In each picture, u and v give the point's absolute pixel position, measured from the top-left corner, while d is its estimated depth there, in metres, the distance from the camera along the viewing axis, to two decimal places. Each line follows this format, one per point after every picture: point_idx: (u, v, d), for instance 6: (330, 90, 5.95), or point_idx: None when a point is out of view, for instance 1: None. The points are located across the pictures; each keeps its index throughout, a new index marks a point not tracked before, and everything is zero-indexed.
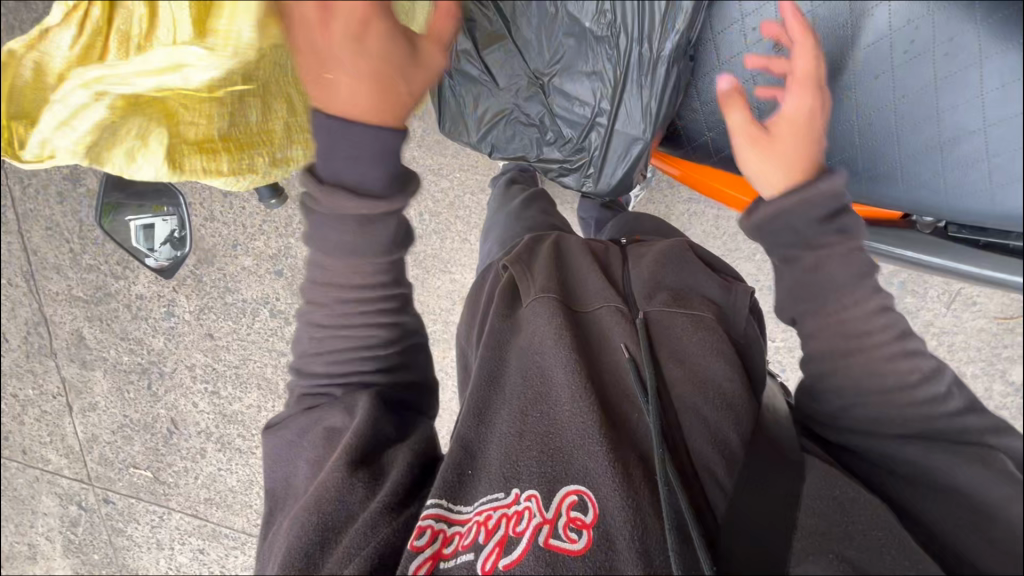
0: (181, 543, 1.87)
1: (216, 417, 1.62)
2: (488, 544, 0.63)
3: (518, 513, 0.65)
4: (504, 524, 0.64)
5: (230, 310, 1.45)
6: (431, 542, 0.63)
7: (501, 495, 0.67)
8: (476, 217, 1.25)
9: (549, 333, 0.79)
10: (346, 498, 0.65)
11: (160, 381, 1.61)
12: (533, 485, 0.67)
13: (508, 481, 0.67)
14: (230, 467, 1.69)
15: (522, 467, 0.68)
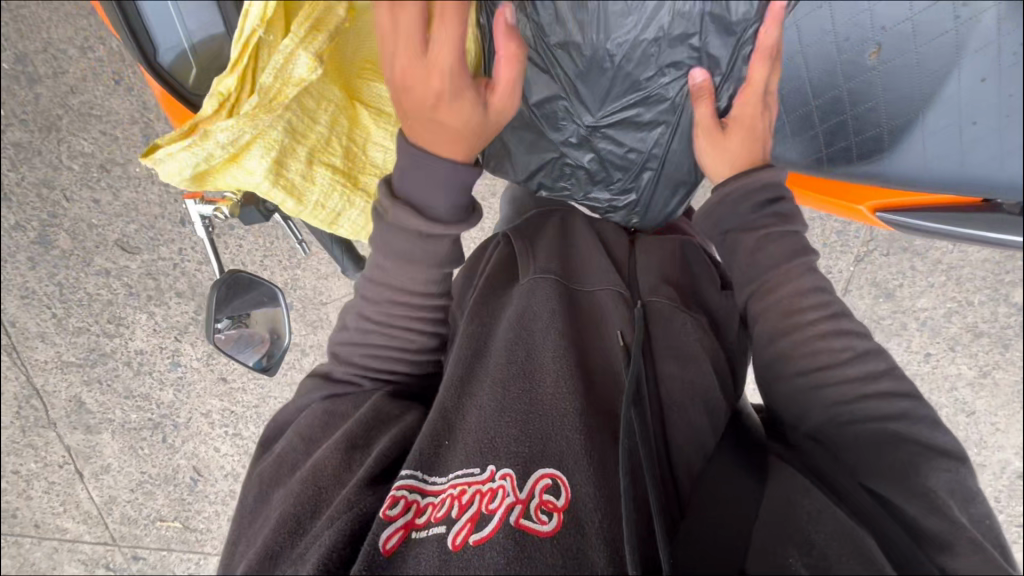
0: None
1: (242, 458, 1.57)
2: (457, 520, 0.51)
3: (494, 488, 0.53)
4: (478, 500, 0.52)
5: None
6: (404, 512, 0.51)
7: (475, 469, 0.55)
8: (488, 221, 1.23)
9: (547, 306, 0.70)
10: (341, 469, 0.58)
11: (176, 432, 1.55)
12: (509, 462, 0.55)
13: (485, 456, 0.55)
14: None
15: (500, 441, 0.56)
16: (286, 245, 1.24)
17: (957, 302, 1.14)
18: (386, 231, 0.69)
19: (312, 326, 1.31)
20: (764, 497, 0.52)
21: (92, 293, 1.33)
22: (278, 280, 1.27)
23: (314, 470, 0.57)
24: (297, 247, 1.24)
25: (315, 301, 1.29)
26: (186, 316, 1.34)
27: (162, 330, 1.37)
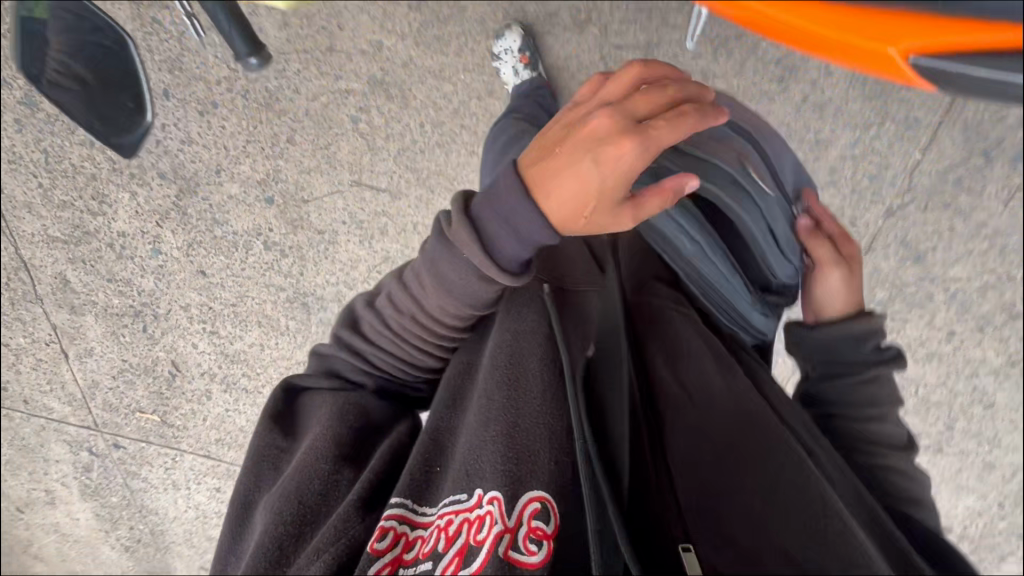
0: (199, 484, 1.89)
1: (219, 358, 1.56)
2: (445, 554, 0.52)
3: (480, 517, 0.53)
4: (465, 531, 0.53)
5: (222, 245, 1.35)
6: (392, 546, 0.53)
7: (462, 496, 0.56)
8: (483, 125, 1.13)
9: (523, 330, 0.67)
10: (330, 493, 0.61)
11: (157, 323, 1.54)
12: (498, 485, 0.55)
13: (472, 480, 0.57)
14: (239, 408, 1.66)
15: (483, 463, 0.57)
16: (269, 131, 1.19)
17: (993, 276, 1.00)
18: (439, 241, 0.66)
19: (293, 224, 1.26)
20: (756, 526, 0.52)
21: (76, 164, 1.30)
22: (260, 170, 1.22)
23: (301, 491, 0.60)
24: (282, 131, 1.18)
25: (298, 198, 1.23)
26: (169, 200, 1.31)
27: (144, 212, 1.34)
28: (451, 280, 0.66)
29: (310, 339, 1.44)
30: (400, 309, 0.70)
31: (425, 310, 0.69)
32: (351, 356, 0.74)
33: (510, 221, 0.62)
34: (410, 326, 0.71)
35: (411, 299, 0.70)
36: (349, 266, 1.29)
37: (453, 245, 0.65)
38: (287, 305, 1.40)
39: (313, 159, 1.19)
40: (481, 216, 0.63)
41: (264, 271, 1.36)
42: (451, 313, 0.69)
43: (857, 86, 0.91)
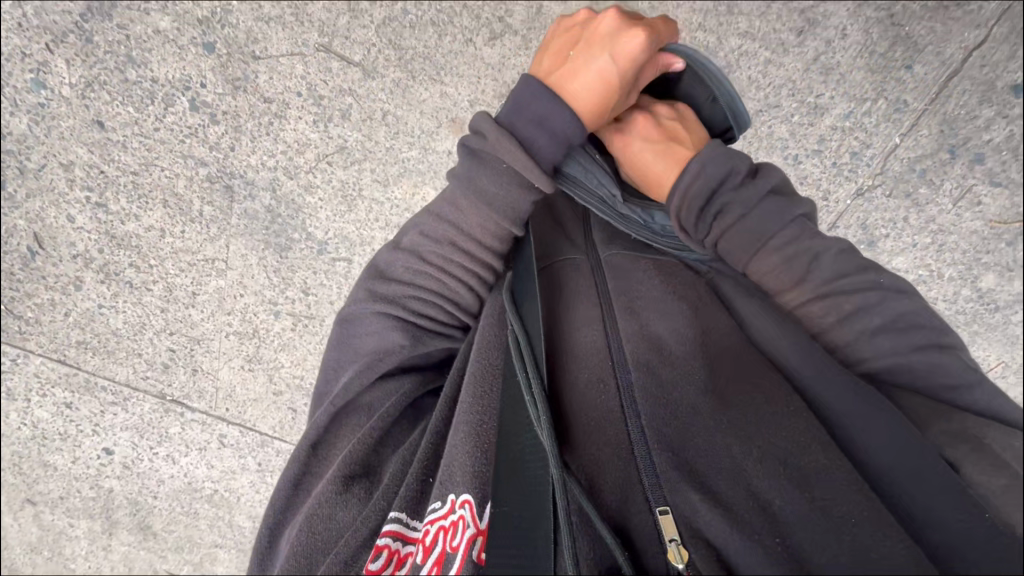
0: (45, 397, 1.55)
1: (102, 240, 1.29)
2: (426, 564, 0.53)
3: (455, 522, 0.53)
4: (441, 538, 0.53)
5: (133, 92, 1.11)
6: (385, 565, 0.54)
7: (437, 504, 0.55)
8: (487, 12, 1.00)
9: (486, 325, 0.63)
10: (342, 513, 0.59)
11: (23, 182, 1.23)
12: (467, 487, 0.54)
13: (444, 486, 0.55)
14: (116, 306, 1.38)
15: (452, 470, 0.55)
16: None
17: (927, 271, 1.07)
18: (463, 163, 0.64)
19: (233, 83, 1.07)
20: (735, 489, 0.48)
21: None
22: (204, 7, 1.03)
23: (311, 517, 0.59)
24: None
25: (245, 53, 1.05)
26: (71, 19, 1.07)
27: (32, 30, 1.08)
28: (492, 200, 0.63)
29: (227, 231, 1.23)
30: (439, 237, 0.66)
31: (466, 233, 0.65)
32: (389, 313, 0.68)
33: (531, 114, 0.62)
34: (453, 256, 0.66)
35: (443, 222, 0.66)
36: (294, 149, 1.12)
37: (485, 154, 0.63)
38: (204, 186, 1.18)
39: (271, 9, 1.03)
40: (512, 125, 0.62)
41: (184, 137, 1.13)
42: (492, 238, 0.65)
43: (852, 59, 0.97)
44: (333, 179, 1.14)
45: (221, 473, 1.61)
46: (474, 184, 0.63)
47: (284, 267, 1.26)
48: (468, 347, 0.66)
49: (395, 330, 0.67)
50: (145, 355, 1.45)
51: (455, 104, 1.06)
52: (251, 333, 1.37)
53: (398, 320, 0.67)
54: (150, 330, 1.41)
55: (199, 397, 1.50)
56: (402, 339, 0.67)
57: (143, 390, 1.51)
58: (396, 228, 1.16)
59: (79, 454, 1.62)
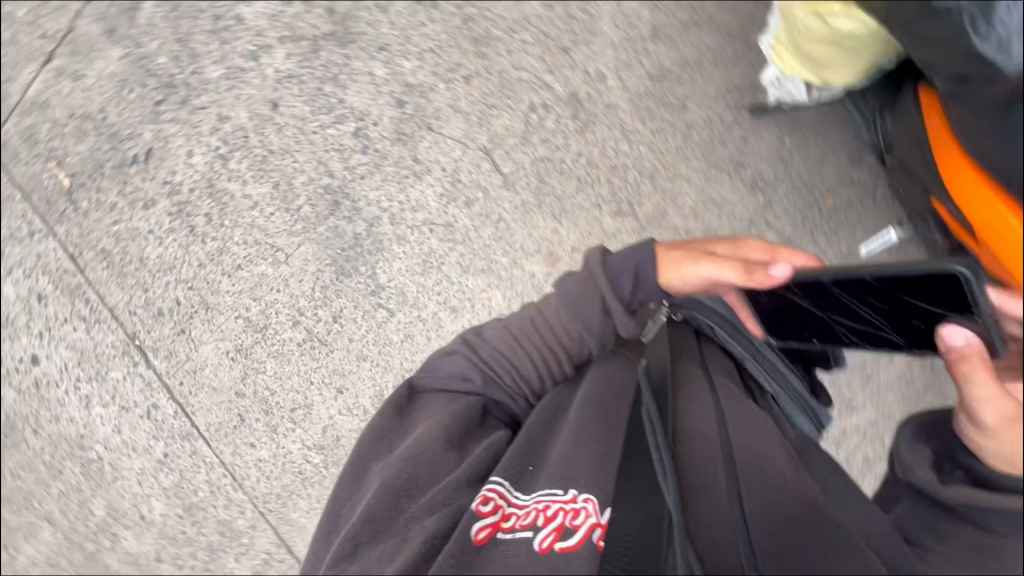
0: (25, 278, 1.50)
1: (200, 183, 1.37)
2: (544, 529, 0.56)
3: (577, 508, 0.58)
4: (561, 514, 0.57)
5: (317, 99, 1.29)
6: (492, 513, 0.60)
7: (559, 490, 0.61)
8: (625, 194, 1.18)
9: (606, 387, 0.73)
10: (438, 470, 0.67)
11: (177, 109, 1.37)
12: (591, 488, 0.61)
13: (567, 480, 0.62)
14: (162, 239, 1.42)
15: (576, 470, 0.63)
16: (452, 56, 1.20)
17: None
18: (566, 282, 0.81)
19: (399, 135, 1.23)
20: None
21: None
22: (417, 76, 1.21)
23: (407, 466, 0.66)
24: (461, 65, 1.20)
25: (423, 120, 1.22)
26: (312, 30, 1.28)
27: (277, 20, 1.30)
28: (572, 302, 0.78)
29: (308, 234, 1.31)
30: (530, 318, 0.80)
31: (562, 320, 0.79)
32: (475, 362, 0.78)
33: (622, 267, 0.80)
34: (541, 335, 0.79)
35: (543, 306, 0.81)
36: (410, 205, 1.24)
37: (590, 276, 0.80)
38: (317, 192, 1.30)
39: (463, 104, 1.20)
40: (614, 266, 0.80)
41: (331, 149, 1.28)
42: (566, 332, 0.78)
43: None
44: (416, 249, 1.25)
45: (123, 441, 1.51)
46: (578, 293, 0.79)
47: (332, 288, 1.31)
48: (561, 398, 0.76)
49: (471, 373, 0.78)
50: (153, 292, 1.44)
51: (560, 243, 1.19)
52: (259, 327, 1.37)
53: (470, 365, 0.78)
54: (174, 275, 1.42)
55: (164, 357, 1.45)
56: (471, 381, 0.77)
57: (122, 321, 1.47)
58: (450, 309, 1.24)
59: (5, 347, 1.50)
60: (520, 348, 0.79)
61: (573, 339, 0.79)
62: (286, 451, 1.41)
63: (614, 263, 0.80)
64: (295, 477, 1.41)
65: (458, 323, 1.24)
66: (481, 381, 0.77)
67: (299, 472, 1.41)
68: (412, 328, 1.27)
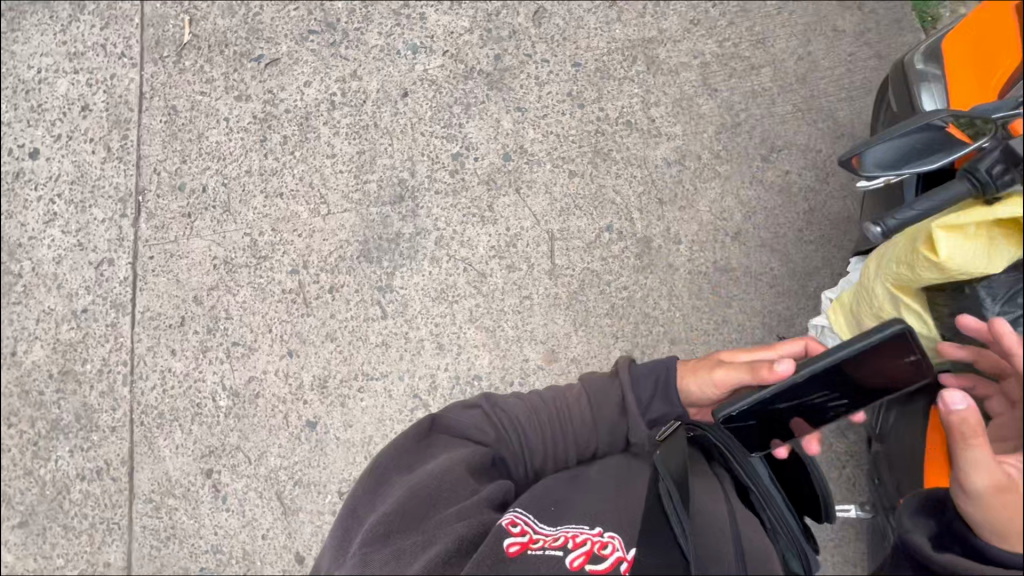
0: (88, 88, 1.52)
1: (298, 111, 1.42)
2: (573, 551, 0.64)
3: (601, 540, 0.66)
4: (589, 542, 0.65)
5: (441, 110, 1.36)
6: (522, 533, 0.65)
7: (585, 525, 0.68)
8: (643, 342, 1.20)
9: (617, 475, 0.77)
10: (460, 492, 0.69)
11: (322, 46, 1.45)
12: (613, 529, 0.68)
13: (592, 520, 0.69)
14: (231, 132, 1.44)
15: (600, 516, 0.70)
16: (573, 148, 1.29)
17: None
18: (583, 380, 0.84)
19: (490, 180, 1.30)
20: None
21: None
22: (534, 147, 1.30)
23: (426, 488, 0.68)
24: (574, 160, 1.28)
25: (517, 181, 1.29)
26: (474, 59, 1.37)
27: (451, 35, 1.40)
28: (594, 394, 0.82)
29: (359, 207, 1.34)
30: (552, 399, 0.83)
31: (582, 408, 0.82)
32: (492, 421, 0.80)
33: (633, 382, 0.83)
34: (559, 417, 0.81)
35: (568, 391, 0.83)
36: (459, 238, 1.28)
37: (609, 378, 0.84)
38: (391, 179, 1.34)
39: (556, 189, 1.27)
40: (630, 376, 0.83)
41: (425, 154, 1.34)
42: (585, 420, 0.81)
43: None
44: (439, 275, 1.27)
45: (53, 274, 1.43)
46: (601, 392, 0.82)
47: (348, 262, 1.31)
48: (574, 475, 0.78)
49: (488, 428, 0.79)
50: (187, 166, 1.44)
51: (565, 348, 1.20)
52: (260, 254, 1.35)
53: (488, 421, 0.80)
54: (218, 165, 1.43)
55: (154, 226, 1.41)
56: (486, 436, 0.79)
57: (136, 171, 1.46)
58: (435, 344, 1.24)
59: (26, 133, 1.52)
60: (538, 423, 0.81)
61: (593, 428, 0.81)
62: (198, 378, 1.31)
63: (637, 372, 0.84)
64: (189, 406, 1.29)
65: (436, 360, 1.23)
66: (496, 439, 0.79)
67: (196, 404, 1.29)
68: (392, 339, 1.25)
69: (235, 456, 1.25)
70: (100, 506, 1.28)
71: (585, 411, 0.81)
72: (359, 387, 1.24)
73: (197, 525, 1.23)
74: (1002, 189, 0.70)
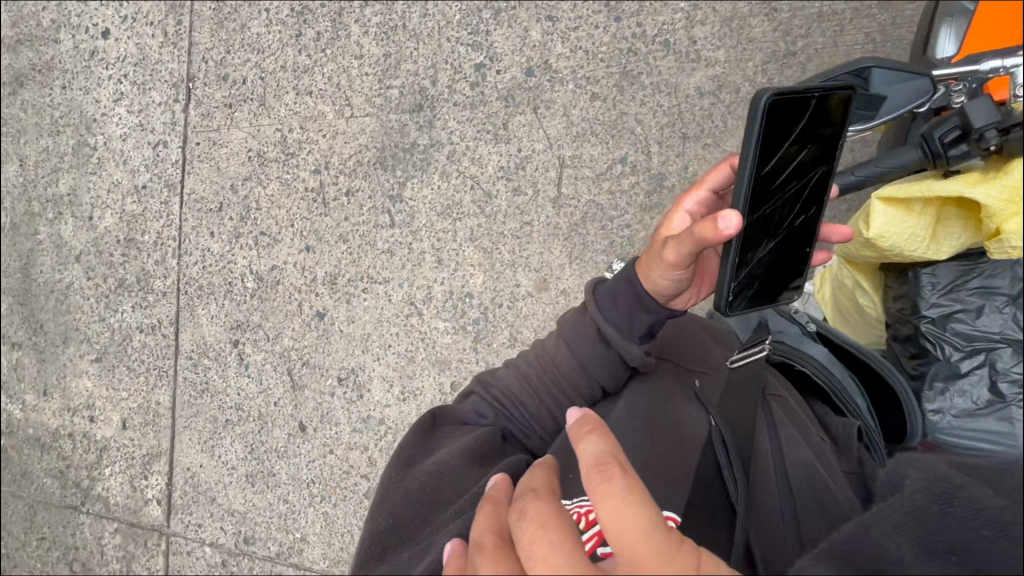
0: None
1: (332, 5, 1.41)
2: (585, 532, 0.55)
3: None
4: None
5: (469, 14, 1.30)
6: None
7: (586, 500, 0.60)
8: None
9: (635, 424, 0.68)
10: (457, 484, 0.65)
11: None
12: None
13: None
14: (270, 23, 1.46)
15: None
16: (596, 69, 1.21)
17: None
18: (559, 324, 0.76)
19: (509, 96, 1.26)
20: None
21: None
22: (559, 63, 1.23)
23: (422, 491, 0.64)
24: (597, 82, 1.20)
25: (536, 100, 1.24)
26: None
27: None
28: (570, 334, 0.74)
29: (380, 113, 1.35)
30: (537, 356, 0.76)
31: (565, 354, 0.74)
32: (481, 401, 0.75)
33: (611, 308, 0.73)
34: (544, 374, 0.74)
35: (551, 343, 0.75)
36: (470, 154, 1.28)
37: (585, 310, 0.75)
38: (413, 86, 1.33)
39: (574, 113, 1.22)
40: (601, 304, 0.74)
41: (448, 62, 1.30)
42: (577, 367, 0.73)
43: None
44: (446, 191, 1.29)
45: (120, 150, 1.59)
46: (577, 330, 0.74)
47: (366, 167, 1.35)
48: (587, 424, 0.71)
49: (485, 410, 0.75)
50: (231, 57, 1.49)
51: (559, 278, 1.22)
52: (288, 151, 1.42)
53: (484, 404, 0.75)
54: (258, 58, 1.47)
55: (201, 113, 1.51)
56: (483, 416, 0.75)
57: (190, 59, 1.53)
58: (436, 257, 1.29)
59: (99, 12, 1.62)
60: (527, 388, 0.74)
61: (592, 376, 0.73)
62: (231, 260, 1.45)
63: (601, 300, 0.74)
64: (223, 283, 1.46)
65: (434, 274, 1.29)
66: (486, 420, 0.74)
67: (229, 282, 1.45)
68: (396, 248, 1.32)
69: (257, 332, 1.42)
70: (154, 356, 1.52)
71: (568, 360, 0.73)
72: (363, 288, 1.33)
73: (225, 384, 1.44)
74: (954, 162, 0.63)
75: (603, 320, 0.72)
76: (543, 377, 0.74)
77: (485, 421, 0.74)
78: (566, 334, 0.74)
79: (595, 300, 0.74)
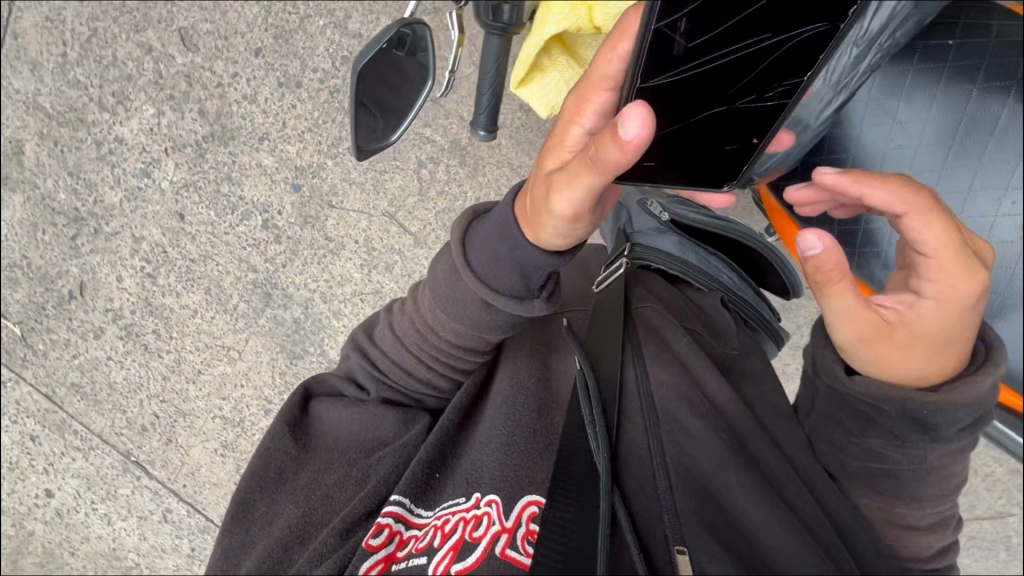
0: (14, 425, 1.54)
1: (139, 304, 1.41)
2: (439, 549, 0.56)
3: (477, 517, 0.58)
4: (461, 528, 0.57)
5: (218, 201, 1.29)
6: (387, 543, 0.58)
7: (462, 499, 0.60)
8: None
9: (504, 394, 0.67)
10: (332, 498, 0.64)
11: (93, 239, 1.38)
12: (494, 489, 0.60)
13: (471, 487, 0.61)
14: (122, 362, 1.46)
15: (488, 466, 0.61)
16: (332, 134, 1.22)
17: None
18: (438, 279, 0.67)
19: (306, 220, 1.26)
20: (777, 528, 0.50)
21: (118, 58, 1.25)
22: (306, 158, 1.23)
23: (292, 517, 0.63)
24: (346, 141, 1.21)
25: (324, 199, 1.24)
26: (192, 136, 1.26)
27: (157, 134, 1.28)
28: (445, 305, 0.67)
29: (251, 328, 1.35)
30: (420, 329, 0.69)
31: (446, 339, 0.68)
32: (362, 366, 0.72)
33: (492, 257, 0.64)
34: (428, 347, 0.69)
35: (429, 319, 0.68)
36: (335, 281, 1.28)
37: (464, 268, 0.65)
38: (248, 288, 1.32)
39: (358, 177, 1.22)
40: (481, 258, 0.64)
41: (246, 247, 1.30)
42: (460, 335, 0.67)
43: (793, 343, 1.18)
44: (355, 320, 1.29)
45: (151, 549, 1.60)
46: (458, 300, 0.66)
47: (290, 372, 1.36)
48: (465, 399, 0.69)
49: (367, 381, 0.72)
50: (130, 412, 1.50)
51: None
52: (237, 421, 1.43)
53: (368, 375, 0.72)
54: (145, 392, 1.47)
55: (161, 466, 1.52)
56: (365, 388, 0.72)
57: (112, 445, 1.52)
58: None
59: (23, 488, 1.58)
60: (412, 354, 0.70)
61: (482, 339, 0.68)
62: None
63: (471, 244, 0.65)
64: None
65: None
66: (372, 391, 0.72)
67: None
68: None
69: None
70: None
71: (463, 335, 0.67)
72: None
73: None
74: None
75: (506, 283, 0.64)
76: (429, 346, 0.69)
77: (373, 399, 0.71)
78: (450, 300, 0.66)
79: (473, 255, 0.65)
